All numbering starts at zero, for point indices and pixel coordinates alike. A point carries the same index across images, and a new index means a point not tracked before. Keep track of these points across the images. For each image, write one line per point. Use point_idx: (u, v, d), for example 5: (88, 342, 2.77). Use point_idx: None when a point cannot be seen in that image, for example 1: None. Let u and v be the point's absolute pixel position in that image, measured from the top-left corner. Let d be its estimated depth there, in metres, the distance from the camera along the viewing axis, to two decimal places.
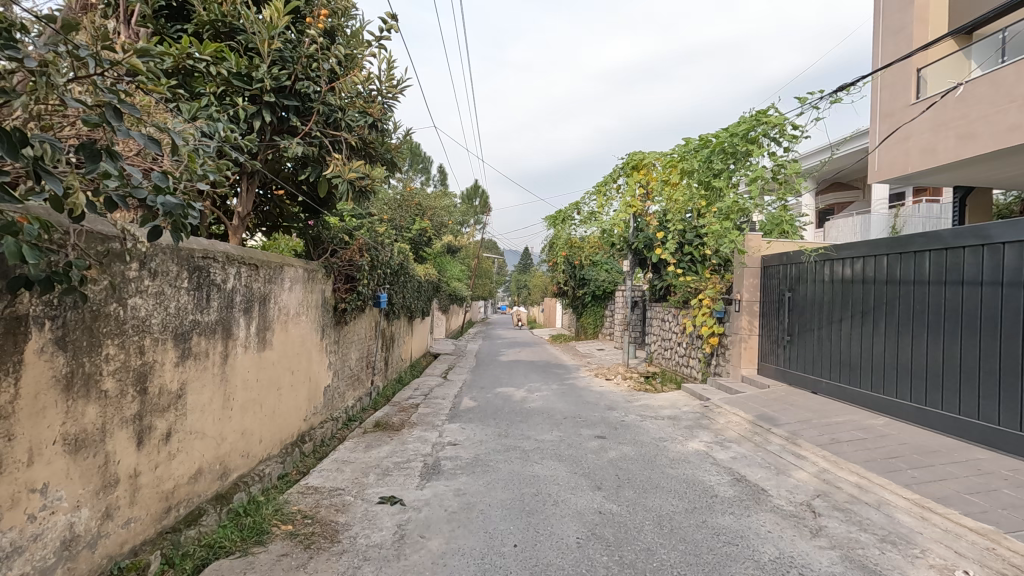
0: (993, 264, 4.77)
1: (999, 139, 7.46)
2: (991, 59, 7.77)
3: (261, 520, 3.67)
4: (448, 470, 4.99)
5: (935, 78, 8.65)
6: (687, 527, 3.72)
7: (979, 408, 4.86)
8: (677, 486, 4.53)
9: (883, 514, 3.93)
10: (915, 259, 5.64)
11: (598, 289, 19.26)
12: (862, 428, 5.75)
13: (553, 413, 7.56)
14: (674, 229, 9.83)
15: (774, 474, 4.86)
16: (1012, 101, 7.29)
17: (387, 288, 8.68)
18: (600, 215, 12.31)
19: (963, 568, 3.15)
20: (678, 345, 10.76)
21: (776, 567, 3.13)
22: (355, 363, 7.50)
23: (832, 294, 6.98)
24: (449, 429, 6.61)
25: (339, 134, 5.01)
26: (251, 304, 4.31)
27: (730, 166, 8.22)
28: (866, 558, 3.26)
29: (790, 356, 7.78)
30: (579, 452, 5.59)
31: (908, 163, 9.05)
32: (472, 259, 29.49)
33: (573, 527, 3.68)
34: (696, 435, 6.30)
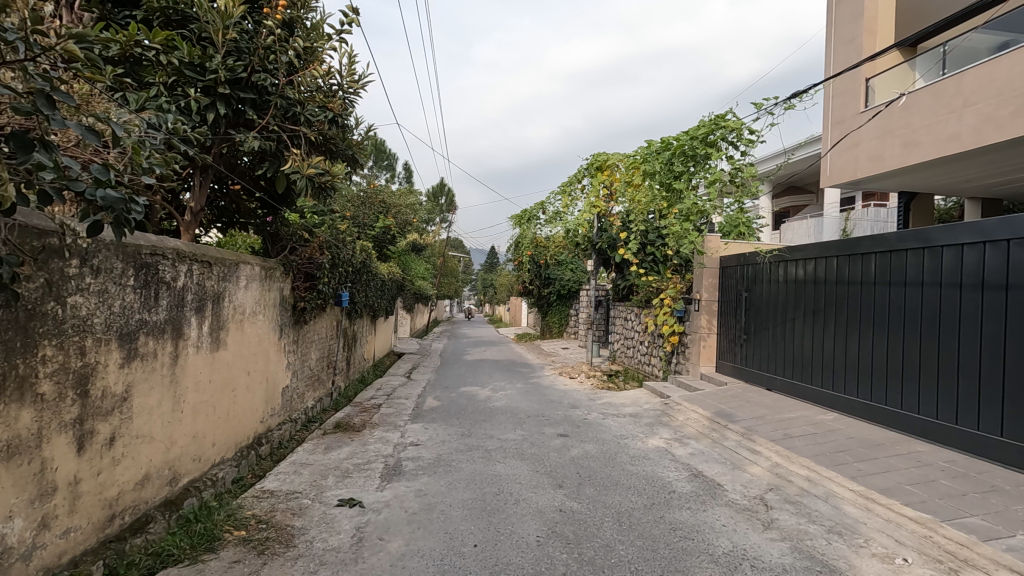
0: (932, 266, 5.03)
1: (940, 148, 7.89)
2: (931, 71, 8.13)
3: (213, 527, 3.56)
4: (409, 470, 4.94)
5: (882, 87, 9.02)
6: (646, 522, 3.78)
7: (919, 403, 5.12)
8: (636, 483, 4.61)
9: (831, 506, 4.08)
10: (862, 260, 5.90)
11: (563, 288, 19.46)
12: (813, 424, 5.96)
13: (517, 411, 7.57)
14: (636, 229, 10.00)
15: (730, 470, 5.00)
16: (952, 111, 7.72)
17: (348, 286, 8.51)
18: (564, 215, 12.38)
19: (902, 556, 3.29)
20: (640, 343, 10.94)
21: (729, 560, 3.22)
22: (315, 363, 7.33)
23: (786, 295, 7.22)
24: (412, 429, 6.54)
25: (299, 128, 4.87)
26: (204, 302, 4.16)
27: (690, 168, 8.46)
28: (814, 549, 3.37)
29: (746, 354, 8.03)
30: (541, 450, 5.62)
31: (857, 169, 9.44)
32: (437, 258, 29.26)
33: (533, 525, 3.69)
34: (657, 432, 6.42)
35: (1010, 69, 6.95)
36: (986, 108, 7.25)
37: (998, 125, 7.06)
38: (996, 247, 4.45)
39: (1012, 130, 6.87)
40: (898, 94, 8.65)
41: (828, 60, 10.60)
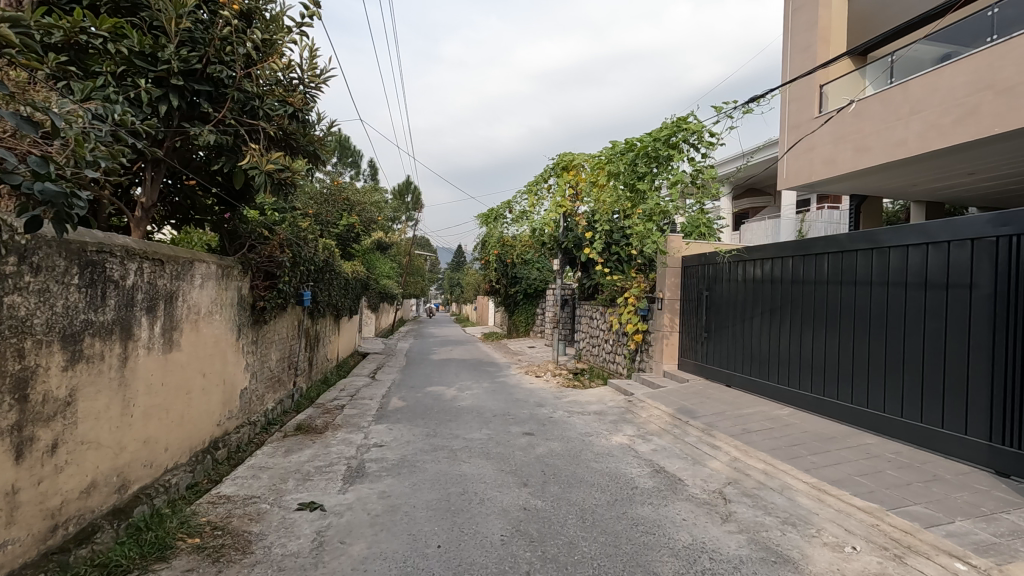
0: (880, 265, 5.25)
1: (888, 153, 8.25)
2: (880, 79, 8.51)
3: (165, 535, 3.43)
4: (373, 472, 4.88)
5: (835, 93, 9.37)
6: (609, 518, 3.83)
7: (868, 397, 5.35)
8: (600, 479, 4.67)
9: (785, 497, 4.22)
10: (816, 260, 6.12)
11: (529, 287, 19.51)
12: (770, 418, 6.16)
13: (483, 411, 7.55)
14: (602, 229, 10.11)
15: (691, 465, 5.11)
16: (900, 118, 8.08)
17: (310, 285, 8.32)
18: (531, 215, 12.42)
19: (851, 544, 3.43)
20: (605, 341, 11.07)
21: (689, 554, 3.29)
22: (275, 363, 7.14)
23: (745, 294, 7.43)
24: (376, 430, 6.45)
25: (257, 123, 4.73)
26: (156, 302, 4.00)
27: (653, 169, 8.61)
28: (770, 540, 3.48)
29: (707, 351, 8.23)
30: (507, 449, 5.63)
31: (812, 172, 9.76)
32: (403, 256, 28.92)
33: (498, 524, 3.69)
34: (621, 429, 6.51)
35: (952, 79, 7.34)
36: (931, 116, 7.61)
37: (942, 132, 7.44)
38: (938, 248, 4.69)
39: (954, 138, 7.26)
40: (850, 100, 9.01)
41: (784, 66, 10.96)
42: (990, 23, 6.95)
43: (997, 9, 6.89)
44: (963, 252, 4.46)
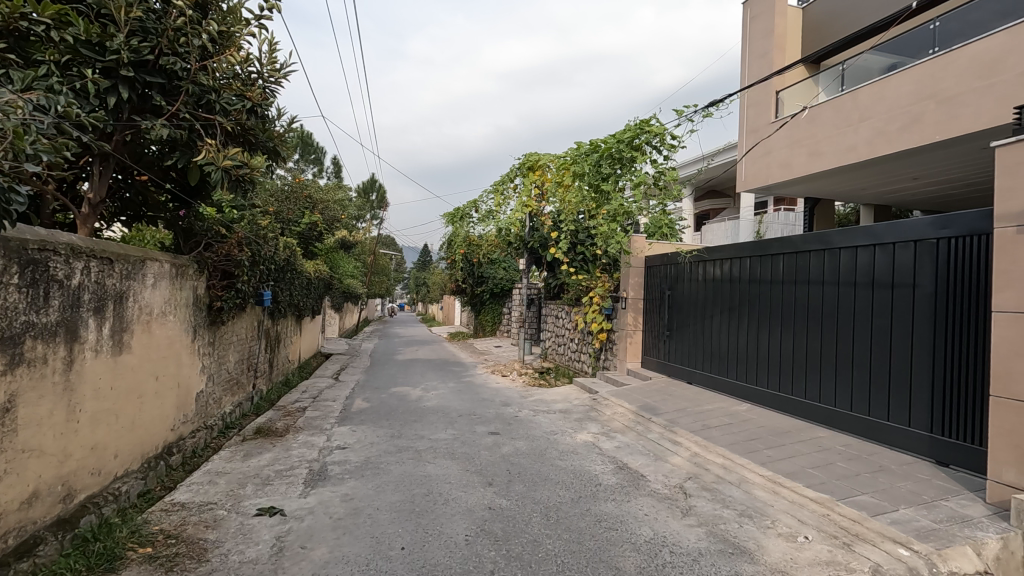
0: (832, 266, 5.47)
1: (839, 158, 8.59)
2: (832, 87, 8.86)
3: (114, 545, 3.29)
4: (335, 474, 4.79)
5: (790, 99, 9.71)
6: (573, 516, 3.87)
7: (820, 392, 5.56)
8: (564, 477, 4.71)
9: (743, 490, 4.36)
10: (772, 261, 6.33)
11: (496, 287, 19.50)
12: (728, 414, 6.33)
13: (448, 411, 7.52)
14: (567, 229, 10.19)
15: (653, 461, 5.21)
16: (850, 124, 8.42)
17: (270, 284, 8.12)
18: (497, 214, 12.42)
19: (804, 534, 3.57)
20: (571, 340, 11.18)
21: (650, 548, 3.36)
22: (233, 365, 6.93)
23: (705, 293, 7.62)
24: (339, 432, 6.34)
25: (213, 117, 4.57)
26: (104, 303, 3.83)
27: (617, 170, 8.73)
28: (727, 532, 3.58)
29: (669, 349, 8.40)
30: (472, 449, 5.62)
31: (769, 175, 10.07)
32: (368, 255, 28.48)
33: (462, 524, 3.68)
34: (586, 426, 6.59)
35: (898, 88, 7.71)
36: (879, 123, 7.97)
37: (889, 138, 7.80)
38: (884, 249, 4.92)
39: (900, 144, 7.62)
40: (804, 106, 9.34)
41: (741, 72, 11.29)
42: (932, 36, 7.34)
43: (939, 23, 7.27)
44: (907, 253, 4.69)
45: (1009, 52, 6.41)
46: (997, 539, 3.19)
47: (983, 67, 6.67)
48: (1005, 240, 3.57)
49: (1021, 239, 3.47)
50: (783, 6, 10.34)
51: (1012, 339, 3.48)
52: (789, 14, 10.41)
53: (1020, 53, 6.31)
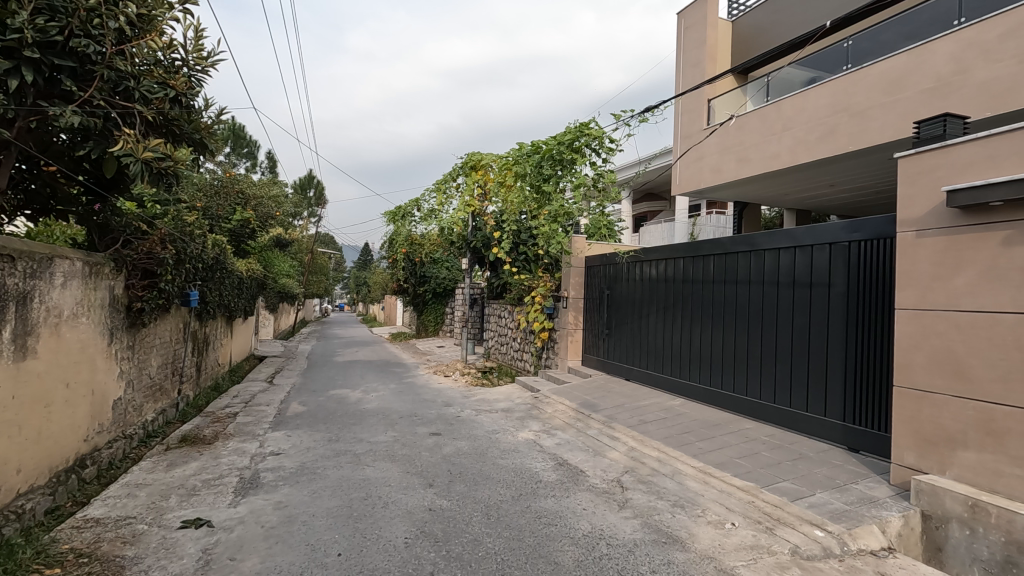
0: (758, 266, 5.79)
1: (765, 164, 9.10)
2: (758, 97, 9.38)
3: (15, 568, 3.02)
4: (268, 482, 4.61)
5: (721, 107, 10.18)
6: (513, 513, 3.90)
7: (747, 386, 5.87)
8: (505, 476, 4.74)
9: (676, 482, 4.54)
10: (703, 261, 6.62)
11: (438, 286, 19.31)
12: (663, 409, 6.58)
13: (389, 413, 7.39)
14: (509, 229, 10.27)
15: (592, 456, 5.33)
16: (775, 133, 8.94)
17: (198, 284, 7.70)
18: (439, 213, 12.33)
19: (731, 521, 3.76)
20: (513, 340, 11.26)
21: (588, 541, 3.44)
22: (156, 370, 6.51)
23: (642, 293, 7.87)
24: (273, 437, 6.11)
25: (132, 105, 4.27)
26: (4, 304, 3.51)
27: (557, 172, 8.86)
28: (661, 523, 3.72)
29: (608, 347, 8.62)
30: (413, 450, 5.56)
31: (701, 179, 10.52)
32: (306, 254, 27.51)
33: (402, 527, 3.63)
34: (527, 425, 6.66)
35: (816, 101, 8.26)
36: (799, 133, 8.51)
37: (808, 147, 8.34)
38: (803, 251, 5.25)
39: (818, 153, 8.16)
40: (733, 114, 9.82)
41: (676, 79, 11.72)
42: (846, 53, 7.91)
43: (851, 42, 7.84)
44: (823, 255, 5.02)
45: (911, 71, 7.01)
46: (899, 517, 3.49)
47: (889, 84, 7.26)
48: (906, 243, 3.89)
49: (919, 243, 3.79)
50: (713, 18, 10.81)
51: (912, 333, 3.80)
52: (719, 25, 10.90)
53: (919, 73, 6.91)
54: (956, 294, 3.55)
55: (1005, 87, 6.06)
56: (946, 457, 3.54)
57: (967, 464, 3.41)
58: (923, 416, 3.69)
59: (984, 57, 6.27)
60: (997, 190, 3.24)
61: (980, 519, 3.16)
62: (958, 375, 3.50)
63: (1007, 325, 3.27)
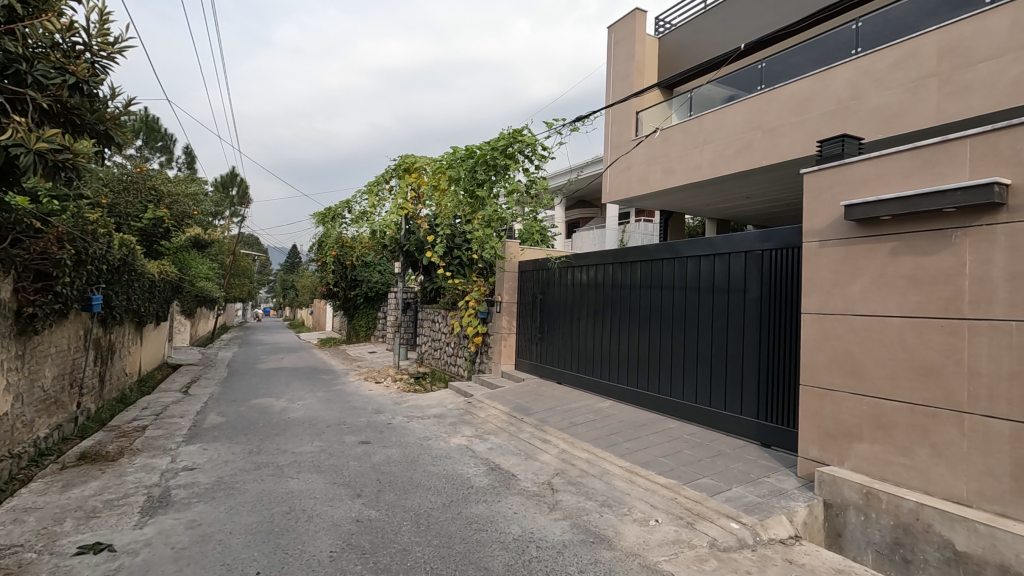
0: (680, 273, 6.07)
1: (688, 175, 9.57)
2: (682, 111, 9.87)
3: None
4: (180, 499, 4.31)
5: (648, 120, 10.63)
6: (443, 520, 3.86)
7: (671, 387, 6.12)
8: (436, 483, 4.68)
9: (604, 482, 4.67)
10: (631, 267, 6.86)
11: (370, 290, 18.81)
12: (593, 411, 6.74)
13: (315, 421, 7.12)
14: (443, 233, 10.21)
15: (523, 460, 5.37)
16: (697, 146, 9.42)
17: (101, 287, 7.11)
18: (371, 215, 12.06)
19: (655, 518, 3.90)
20: (447, 344, 11.17)
21: (518, 545, 3.47)
22: (50, 382, 5.92)
23: (573, 297, 8.04)
24: (187, 451, 5.72)
25: (23, 90, 3.86)
26: None
27: (491, 177, 8.91)
28: (590, 523, 3.81)
29: (540, 351, 8.74)
30: (340, 460, 5.38)
31: (630, 188, 10.91)
32: (227, 256, 26.01)
33: (326, 541, 3.50)
34: (459, 430, 6.62)
35: (733, 117, 8.79)
36: (718, 147, 9.02)
37: (726, 160, 8.86)
38: (721, 258, 5.55)
39: (736, 166, 8.68)
40: (659, 127, 10.27)
41: (606, 91, 12.11)
42: (760, 74, 8.49)
43: (764, 64, 8.43)
44: (739, 262, 5.34)
45: (815, 94, 7.62)
46: (804, 507, 3.75)
47: (797, 104, 7.85)
48: (810, 252, 4.21)
49: (822, 251, 4.11)
50: (642, 34, 11.27)
51: (815, 336, 4.12)
52: (646, 42, 11.39)
53: (823, 96, 7.52)
54: (852, 299, 3.88)
55: (893, 113, 6.71)
56: (844, 450, 3.85)
57: (862, 455, 3.73)
58: (824, 412, 4.00)
59: (877, 84, 6.91)
60: (887, 205, 3.57)
61: (873, 505, 3.46)
62: (854, 373, 3.82)
63: (895, 327, 3.60)
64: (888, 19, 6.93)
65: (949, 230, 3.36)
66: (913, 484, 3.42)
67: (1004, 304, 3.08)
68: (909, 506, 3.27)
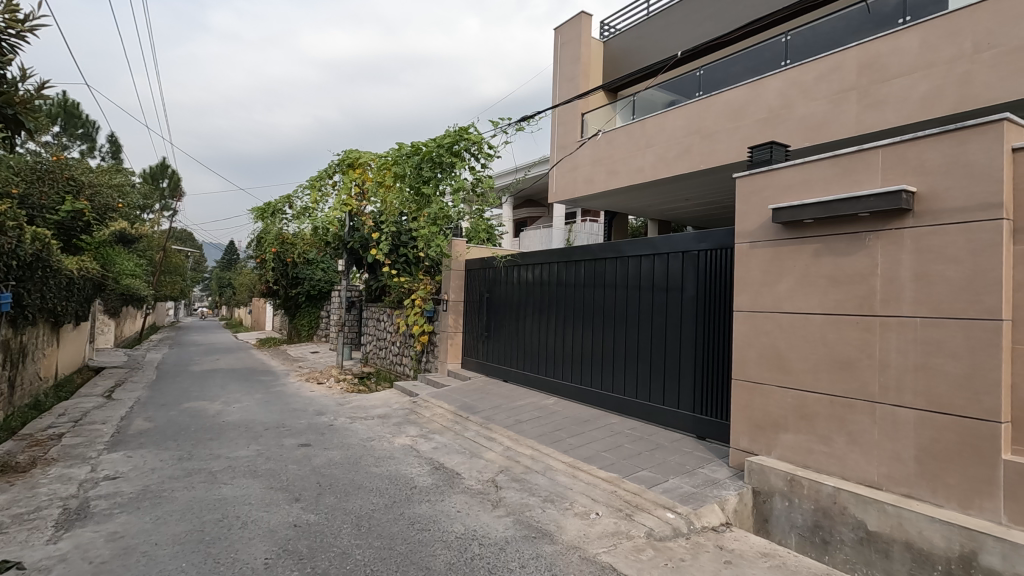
0: (622, 272, 6.24)
1: (631, 177, 9.83)
2: (625, 114, 10.12)
3: None
4: (100, 510, 4.04)
5: (593, 121, 10.84)
6: (385, 522, 3.81)
7: (613, 383, 6.26)
8: (379, 484, 4.61)
9: (547, 477, 4.74)
10: (575, 266, 6.99)
11: (313, 288, 18.23)
12: (538, 408, 6.83)
13: (252, 425, 6.85)
14: (388, 230, 10.04)
15: (468, 458, 5.38)
16: (640, 148, 9.68)
17: (10, 285, 6.57)
18: (313, 211, 11.70)
19: (595, 511, 4.00)
20: (392, 344, 11.01)
21: (460, 543, 3.47)
22: None
23: (519, 296, 8.10)
24: (109, 460, 5.37)
25: None
26: None
27: (437, 174, 8.83)
28: (532, 518, 3.86)
29: (487, 349, 8.76)
30: (278, 463, 5.21)
31: (575, 189, 11.10)
32: (157, 252, 24.52)
33: (262, 547, 3.39)
34: (404, 430, 6.54)
35: (674, 122, 9.11)
36: (660, 150, 9.31)
37: (668, 163, 9.16)
38: (660, 258, 5.74)
39: (676, 169, 9.00)
40: (603, 129, 10.50)
41: (553, 92, 12.25)
42: (698, 81, 8.82)
43: (702, 71, 8.78)
44: (677, 262, 5.53)
45: (749, 102, 8.00)
46: (735, 495, 3.94)
47: (732, 111, 8.22)
48: (742, 252, 4.42)
49: (752, 252, 4.33)
50: (587, 37, 11.47)
51: (745, 332, 4.33)
52: (592, 44, 11.60)
53: (756, 104, 7.91)
54: (779, 297, 4.11)
55: (819, 122, 7.14)
56: (771, 440, 4.07)
57: (787, 445, 3.95)
58: (754, 405, 4.22)
59: (804, 95, 7.33)
60: (810, 209, 3.80)
61: (796, 491, 3.68)
62: (780, 368, 4.05)
63: (816, 324, 3.84)
64: (814, 33, 7.36)
65: (864, 233, 3.61)
66: (832, 470, 3.66)
67: (910, 302, 3.34)
68: (828, 491, 3.50)
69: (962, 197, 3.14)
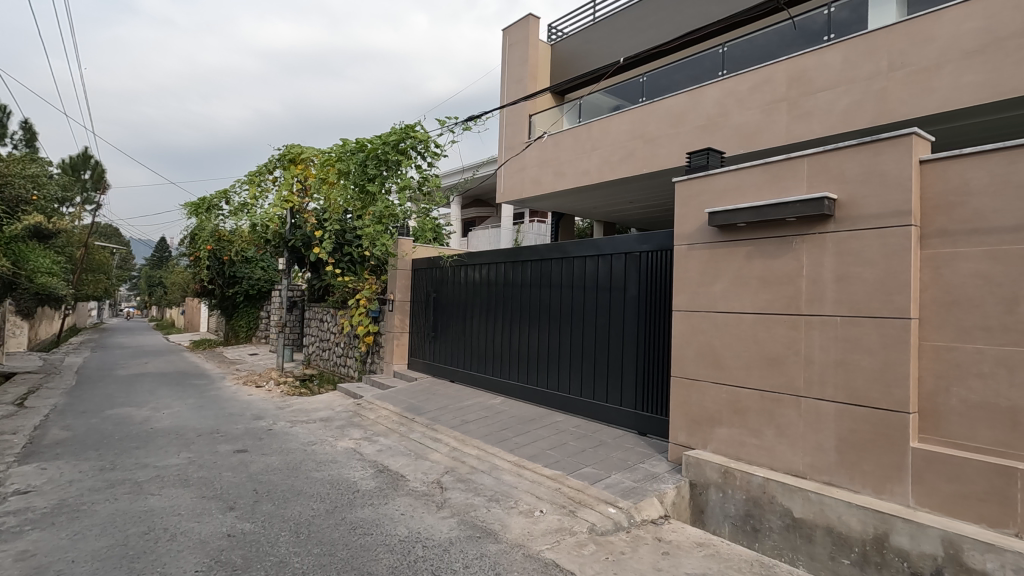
0: (567, 272, 6.34)
1: (577, 179, 9.99)
2: (572, 117, 10.28)
3: None
4: (9, 528, 3.73)
5: (540, 123, 10.96)
6: (325, 528, 3.71)
7: (559, 382, 6.35)
8: (319, 489, 4.48)
9: (493, 477, 4.75)
10: (521, 267, 7.05)
11: (252, 288, 17.48)
12: (485, 408, 6.83)
13: (183, 431, 6.50)
14: (331, 228, 9.77)
15: (413, 460, 5.31)
16: (587, 150, 9.85)
17: None
18: (251, 207, 11.24)
19: (540, 509, 4.04)
20: (335, 345, 10.72)
21: (404, 546, 3.42)
22: None
23: (466, 296, 8.08)
24: (19, 473, 4.96)
25: None
26: None
27: (382, 172, 8.67)
28: (477, 519, 3.86)
29: (433, 350, 8.67)
30: (211, 471, 4.97)
31: (523, 189, 11.17)
32: (79, 248, 22.82)
33: (192, 560, 3.23)
34: (347, 433, 6.38)
35: (618, 126, 9.33)
36: (605, 153, 9.51)
37: (612, 166, 9.38)
38: (604, 259, 5.87)
39: (621, 171, 9.23)
40: (550, 131, 10.63)
41: (501, 92, 12.28)
42: (641, 87, 9.07)
43: (645, 78, 9.03)
44: (620, 263, 5.68)
45: (688, 109, 8.31)
46: (673, 488, 4.08)
47: (673, 118, 8.51)
48: (680, 254, 4.59)
49: (690, 254, 4.49)
50: (535, 40, 11.59)
51: (684, 331, 4.49)
52: (539, 47, 11.72)
53: (695, 111, 8.22)
54: (715, 297, 4.29)
55: (752, 131, 7.50)
56: (707, 434, 4.25)
57: (722, 439, 4.13)
58: (692, 401, 4.38)
59: (740, 105, 7.69)
60: (743, 213, 3.98)
61: (729, 482, 3.85)
62: (715, 365, 4.23)
63: (748, 322, 4.04)
64: (749, 46, 7.73)
65: (792, 237, 3.82)
66: (762, 461, 3.86)
67: (832, 303, 3.57)
68: (758, 481, 3.69)
69: (876, 205, 3.39)
